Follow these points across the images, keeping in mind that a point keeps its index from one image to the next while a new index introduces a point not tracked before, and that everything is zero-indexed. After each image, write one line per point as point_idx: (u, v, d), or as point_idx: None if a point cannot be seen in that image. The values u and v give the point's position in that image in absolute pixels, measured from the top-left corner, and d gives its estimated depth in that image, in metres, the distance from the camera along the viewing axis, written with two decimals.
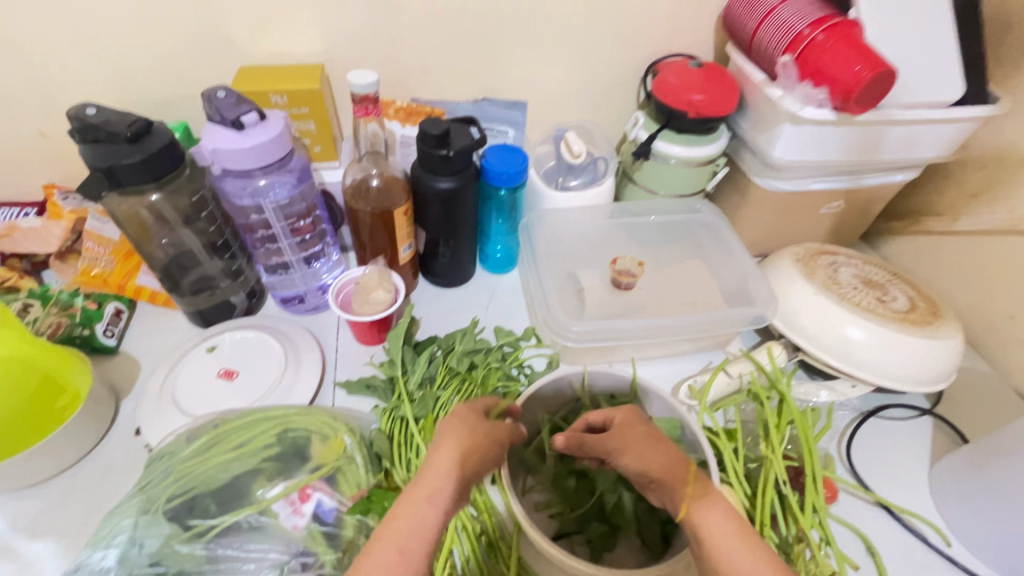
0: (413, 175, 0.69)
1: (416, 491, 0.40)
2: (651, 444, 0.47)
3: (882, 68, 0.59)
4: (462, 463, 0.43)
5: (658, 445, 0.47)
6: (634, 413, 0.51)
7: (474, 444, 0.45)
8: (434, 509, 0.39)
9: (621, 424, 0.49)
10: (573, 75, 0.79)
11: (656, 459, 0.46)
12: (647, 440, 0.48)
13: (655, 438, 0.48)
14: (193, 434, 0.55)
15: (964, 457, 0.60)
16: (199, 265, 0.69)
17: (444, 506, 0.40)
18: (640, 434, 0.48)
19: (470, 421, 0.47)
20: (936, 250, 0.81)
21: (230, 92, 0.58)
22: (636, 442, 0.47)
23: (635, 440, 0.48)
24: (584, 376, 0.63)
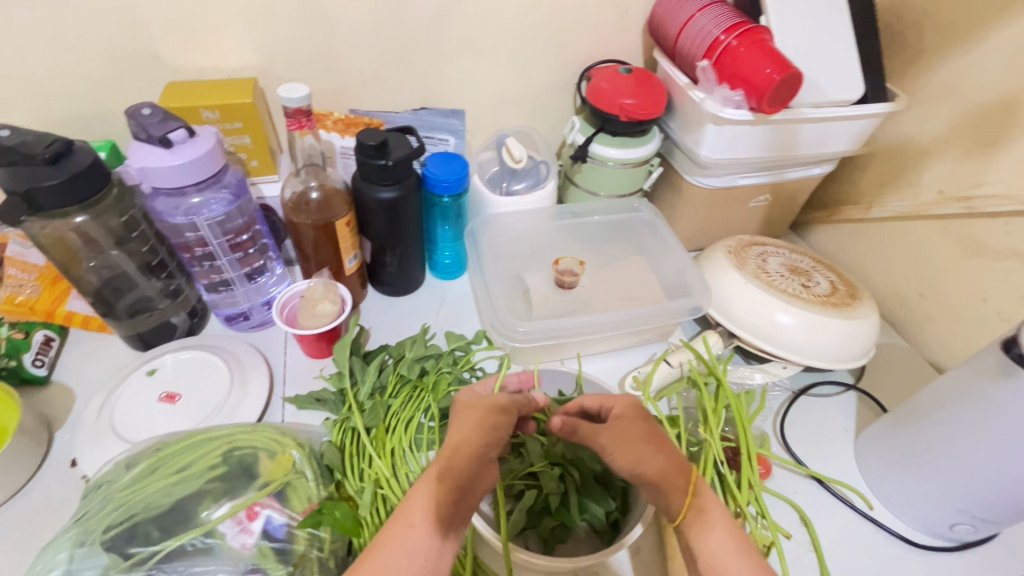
0: (354, 186, 0.69)
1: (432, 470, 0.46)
2: (650, 448, 0.48)
3: (790, 70, 0.63)
4: (463, 452, 0.46)
5: (654, 447, 0.48)
6: (633, 407, 0.53)
7: (479, 423, 0.48)
8: (444, 485, 0.44)
9: (620, 423, 0.50)
10: (510, 82, 0.81)
11: (651, 465, 0.47)
12: (640, 439, 0.48)
13: (647, 440, 0.48)
14: (133, 459, 0.53)
15: (882, 428, 0.65)
16: (135, 287, 0.67)
17: (455, 483, 0.44)
18: (633, 435, 0.49)
19: (477, 408, 0.50)
20: (855, 236, 0.88)
21: (156, 109, 0.57)
22: (630, 438, 0.48)
23: (626, 439, 0.48)
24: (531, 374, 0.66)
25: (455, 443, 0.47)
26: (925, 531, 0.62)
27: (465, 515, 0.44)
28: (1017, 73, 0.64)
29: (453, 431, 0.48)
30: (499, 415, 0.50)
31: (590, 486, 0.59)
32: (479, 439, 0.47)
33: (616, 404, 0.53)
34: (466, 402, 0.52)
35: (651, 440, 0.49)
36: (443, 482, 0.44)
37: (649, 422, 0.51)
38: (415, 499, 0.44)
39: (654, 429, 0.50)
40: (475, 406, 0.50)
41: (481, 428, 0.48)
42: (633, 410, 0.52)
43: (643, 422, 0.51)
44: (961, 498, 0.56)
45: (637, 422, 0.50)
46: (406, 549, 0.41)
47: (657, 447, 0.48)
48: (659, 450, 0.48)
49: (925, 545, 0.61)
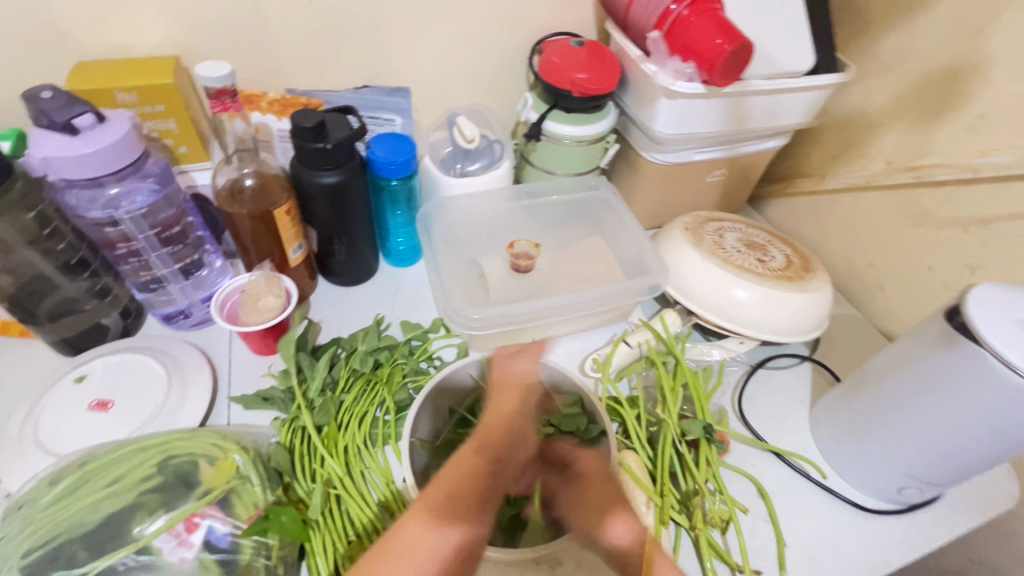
0: (293, 172, 0.65)
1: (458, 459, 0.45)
2: (610, 509, 0.50)
3: (740, 41, 0.62)
4: (494, 425, 0.48)
5: (618, 519, 0.50)
6: (598, 468, 0.54)
7: (519, 395, 0.49)
8: (475, 456, 0.46)
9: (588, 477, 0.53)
10: (458, 56, 0.78)
11: (601, 527, 0.50)
12: (615, 503, 0.51)
13: (608, 503, 0.51)
14: (57, 475, 0.49)
15: (835, 398, 0.66)
16: (55, 288, 0.62)
17: (484, 458, 0.46)
18: (599, 501, 0.51)
19: (505, 391, 0.49)
20: (810, 210, 0.88)
21: (59, 92, 0.51)
22: (610, 504, 0.51)
23: (600, 509, 0.51)
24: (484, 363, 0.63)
25: (495, 407, 0.49)
26: (875, 496, 0.63)
27: (489, 496, 0.45)
28: (958, 42, 0.64)
29: (496, 402, 0.49)
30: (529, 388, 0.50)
31: None
32: (514, 419, 0.48)
33: (586, 461, 0.55)
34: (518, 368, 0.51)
35: (611, 500, 0.51)
36: (482, 452, 0.46)
37: (605, 487, 0.52)
38: (433, 498, 0.43)
39: (609, 495, 0.52)
40: (510, 374, 0.50)
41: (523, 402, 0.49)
42: (602, 474, 0.53)
43: (608, 489, 0.52)
44: (908, 462, 0.58)
45: (603, 484, 0.53)
46: (426, 539, 0.41)
47: (612, 514, 0.50)
48: (622, 511, 0.50)
49: (875, 509, 0.63)
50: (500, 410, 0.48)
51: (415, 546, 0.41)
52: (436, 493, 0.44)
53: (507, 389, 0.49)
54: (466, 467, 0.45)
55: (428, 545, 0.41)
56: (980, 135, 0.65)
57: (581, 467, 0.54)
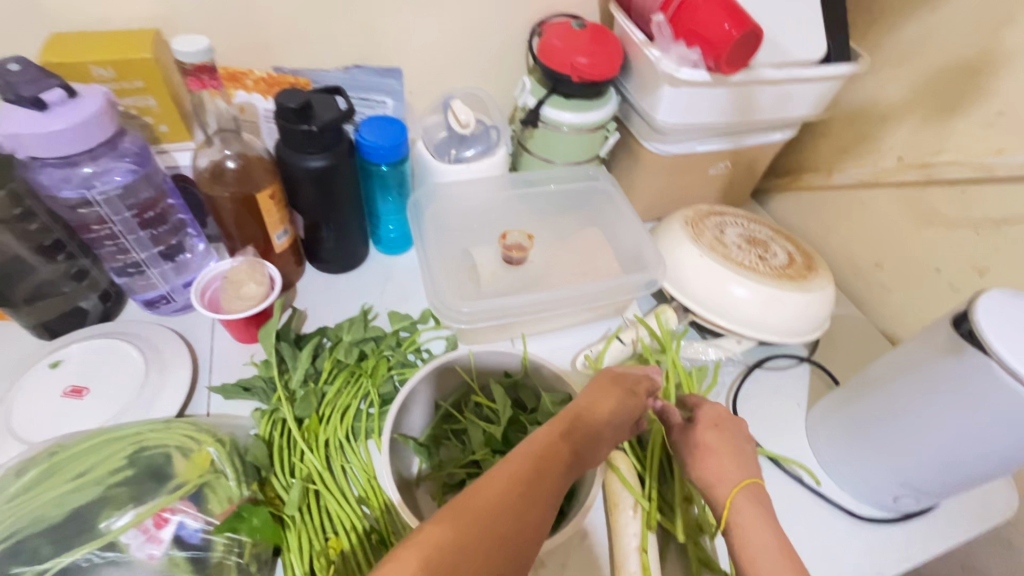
0: (278, 154, 0.63)
1: (534, 442, 0.42)
2: (730, 451, 0.51)
3: (749, 26, 0.59)
4: (589, 415, 0.47)
5: (730, 460, 0.50)
6: (716, 415, 0.54)
7: (619, 394, 0.50)
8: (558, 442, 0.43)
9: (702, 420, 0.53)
10: (454, 37, 0.74)
11: (708, 470, 0.50)
12: (733, 446, 0.51)
13: (721, 449, 0.51)
14: (25, 465, 0.48)
15: (833, 401, 0.64)
16: (30, 270, 0.59)
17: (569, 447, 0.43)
18: (714, 448, 0.51)
19: (609, 388, 0.51)
20: (816, 206, 0.85)
21: (26, 63, 0.48)
22: (728, 444, 0.51)
23: (731, 447, 0.51)
24: (471, 359, 0.61)
25: (586, 404, 0.48)
26: (868, 503, 0.62)
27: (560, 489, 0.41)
28: (980, 34, 0.61)
29: (594, 398, 0.49)
30: (634, 390, 0.52)
31: None
32: (615, 413, 0.49)
33: (708, 407, 0.54)
34: (611, 376, 0.52)
35: (732, 444, 0.51)
36: (568, 439, 0.44)
37: (735, 429, 0.53)
38: (496, 478, 0.38)
39: (718, 441, 0.51)
40: (615, 380, 0.51)
41: (622, 401, 0.50)
42: (727, 421, 0.53)
43: (733, 433, 0.52)
44: (908, 472, 0.56)
45: (720, 430, 0.52)
46: (464, 535, 0.34)
47: (734, 455, 0.50)
48: (739, 457, 0.50)
49: (867, 517, 0.62)
50: (604, 407, 0.48)
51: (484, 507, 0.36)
52: (500, 473, 0.39)
53: (606, 391, 0.50)
54: (548, 449, 0.42)
55: (487, 525, 0.35)
56: (997, 133, 0.62)
57: (702, 412, 0.54)
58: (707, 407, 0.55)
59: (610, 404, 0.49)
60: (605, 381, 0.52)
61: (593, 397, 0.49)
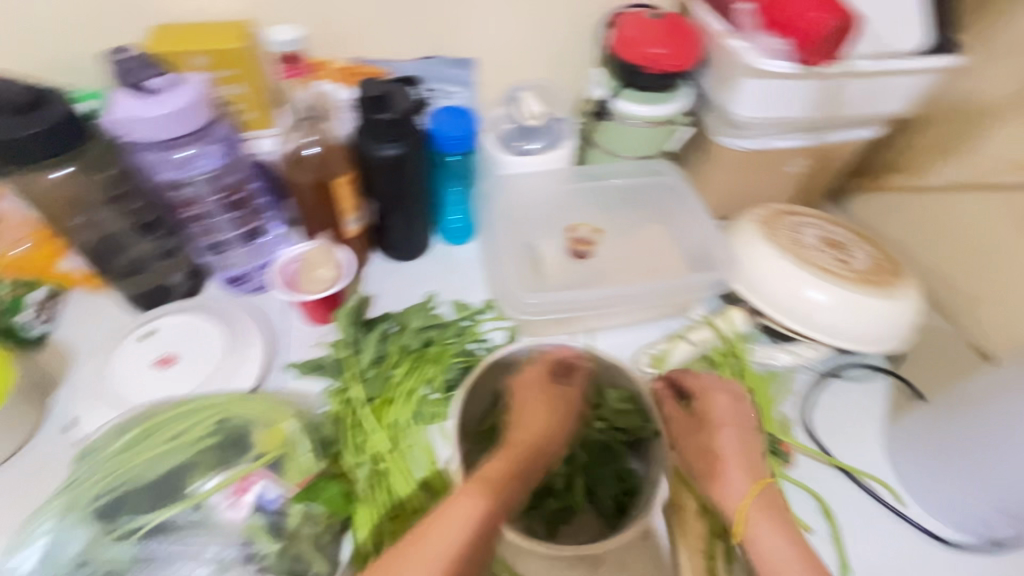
0: (355, 142, 0.64)
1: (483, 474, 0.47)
2: (741, 453, 0.53)
3: (843, 14, 0.58)
4: (530, 442, 0.52)
5: (743, 458, 0.52)
6: (726, 412, 0.55)
7: (548, 410, 0.54)
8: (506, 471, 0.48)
9: (703, 418, 0.56)
10: (527, 28, 0.74)
11: (732, 480, 0.51)
12: (739, 457, 0.52)
13: (709, 452, 0.54)
14: (125, 426, 0.51)
15: (918, 415, 0.60)
16: (129, 247, 0.65)
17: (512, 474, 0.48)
18: (703, 452, 0.54)
19: (530, 399, 0.55)
20: (903, 209, 0.80)
21: (138, 54, 0.53)
22: (743, 449, 0.53)
23: (740, 448, 0.53)
24: (532, 354, 0.59)
25: (518, 421, 0.53)
26: (955, 527, 0.58)
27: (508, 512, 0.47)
28: None
29: (523, 422, 0.53)
30: (558, 398, 0.55)
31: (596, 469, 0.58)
32: (539, 433, 0.53)
33: (712, 402, 0.56)
34: (532, 378, 0.56)
35: (742, 447, 0.53)
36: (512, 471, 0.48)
37: (744, 437, 0.54)
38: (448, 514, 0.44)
39: (733, 445, 0.53)
40: (532, 393, 0.55)
41: (548, 417, 0.53)
42: (732, 416, 0.55)
43: (740, 436, 0.54)
44: (1003, 497, 0.52)
45: (730, 428, 0.54)
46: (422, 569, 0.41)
47: (740, 455, 0.53)
48: (749, 459, 0.52)
49: (951, 541, 0.58)
50: (532, 426, 0.53)
51: (465, 512, 0.44)
52: (453, 510, 0.44)
53: (534, 398, 0.55)
54: (492, 482, 0.47)
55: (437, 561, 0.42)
56: None
57: (707, 407, 0.56)
58: (721, 403, 0.55)
59: (544, 421, 0.53)
60: (526, 393, 0.55)
61: (521, 414, 0.53)
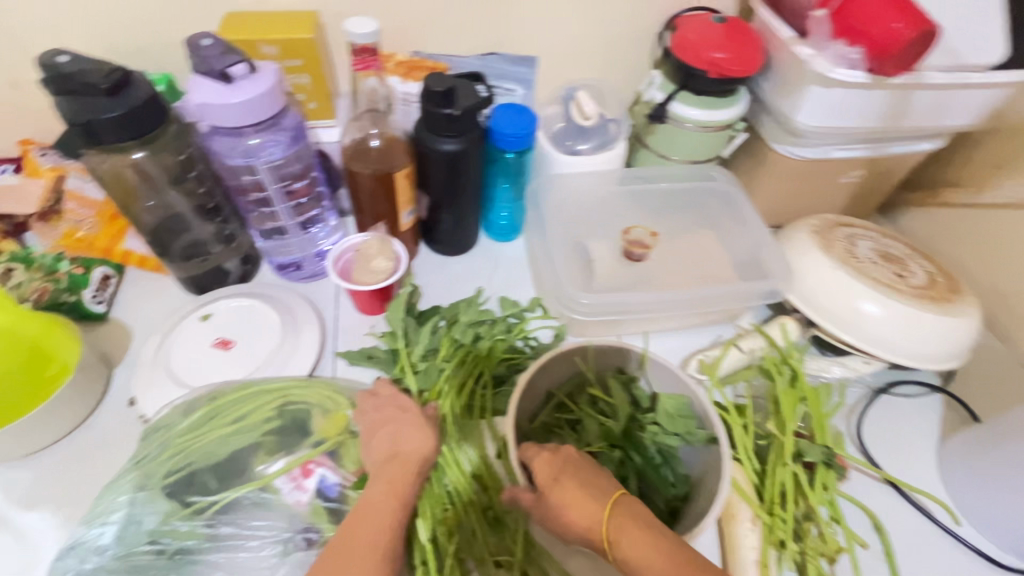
0: (415, 136, 0.65)
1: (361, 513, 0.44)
2: (578, 492, 0.44)
3: (925, 25, 0.56)
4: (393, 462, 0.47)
5: (585, 495, 0.44)
6: (551, 464, 0.46)
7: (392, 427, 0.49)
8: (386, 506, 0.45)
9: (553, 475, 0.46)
10: (586, 28, 0.74)
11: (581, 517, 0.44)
12: (575, 484, 0.44)
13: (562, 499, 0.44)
14: (190, 406, 0.52)
15: (976, 435, 0.59)
16: (189, 229, 0.65)
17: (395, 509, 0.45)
18: (575, 505, 0.44)
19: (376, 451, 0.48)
20: (958, 224, 0.78)
21: (217, 40, 0.53)
22: (570, 490, 0.44)
23: (560, 485, 0.45)
24: (588, 351, 0.59)
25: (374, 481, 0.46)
26: (1016, 554, 0.57)
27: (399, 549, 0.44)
28: None
29: (379, 443, 0.49)
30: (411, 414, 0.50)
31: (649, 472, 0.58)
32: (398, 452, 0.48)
33: (537, 462, 0.47)
34: (372, 412, 0.51)
35: (580, 481, 0.45)
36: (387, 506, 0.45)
37: (570, 460, 0.46)
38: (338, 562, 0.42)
39: (569, 494, 0.44)
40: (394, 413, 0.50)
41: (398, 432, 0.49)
42: (557, 455, 0.47)
43: (571, 471, 0.45)
44: None
45: (552, 469, 0.46)
46: None
47: (585, 491, 0.44)
48: (584, 478, 0.45)
49: (1012, 567, 0.57)
50: (412, 444, 0.47)
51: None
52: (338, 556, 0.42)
53: (399, 419, 0.49)
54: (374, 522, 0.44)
55: None
56: None
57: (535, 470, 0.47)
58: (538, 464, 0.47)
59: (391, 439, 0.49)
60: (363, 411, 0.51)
61: (375, 451, 0.48)
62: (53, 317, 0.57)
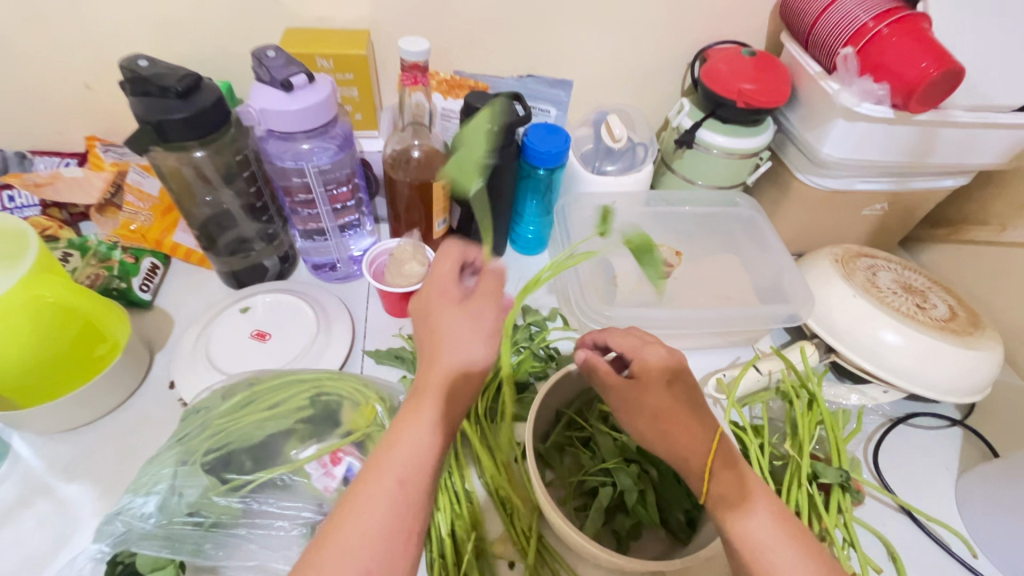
0: (454, 149, 0.69)
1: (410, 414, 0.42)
2: (667, 414, 0.45)
3: (951, 65, 0.57)
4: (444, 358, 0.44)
5: (686, 417, 0.45)
6: (663, 368, 0.47)
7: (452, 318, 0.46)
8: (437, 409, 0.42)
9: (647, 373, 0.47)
10: (621, 55, 0.77)
11: (675, 432, 0.44)
12: (674, 410, 0.45)
13: (664, 407, 0.45)
14: (229, 390, 0.55)
15: (996, 468, 0.59)
16: (237, 225, 0.70)
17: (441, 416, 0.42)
18: (657, 405, 0.45)
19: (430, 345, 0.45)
20: (981, 260, 0.79)
21: (280, 53, 0.58)
22: (662, 402, 0.45)
23: (659, 400, 0.45)
24: None
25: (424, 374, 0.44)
26: None
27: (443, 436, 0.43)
28: None
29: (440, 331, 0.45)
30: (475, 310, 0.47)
31: (666, 486, 0.57)
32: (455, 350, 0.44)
33: (651, 369, 0.47)
34: (437, 292, 0.46)
35: (681, 409, 0.45)
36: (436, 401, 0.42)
37: (682, 386, 0.46)
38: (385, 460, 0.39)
39: (667, 402, 0.45)
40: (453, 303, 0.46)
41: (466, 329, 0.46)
42: (670, 377, 0.46)
43: (679, 398, 0.46)
44: None
45: (664, 388, 0.46)
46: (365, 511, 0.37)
47: (683, 415, 0.45)
48: (692, 412, 0.45)
49: None
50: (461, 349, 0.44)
51: (381, 491, 0.38)
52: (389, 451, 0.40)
53: (457, 313, 0.46)
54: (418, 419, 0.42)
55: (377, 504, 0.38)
56: None
57: (642, 373, 0.47)
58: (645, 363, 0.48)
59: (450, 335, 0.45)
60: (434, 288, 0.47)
61: (441, 346, 0.44)
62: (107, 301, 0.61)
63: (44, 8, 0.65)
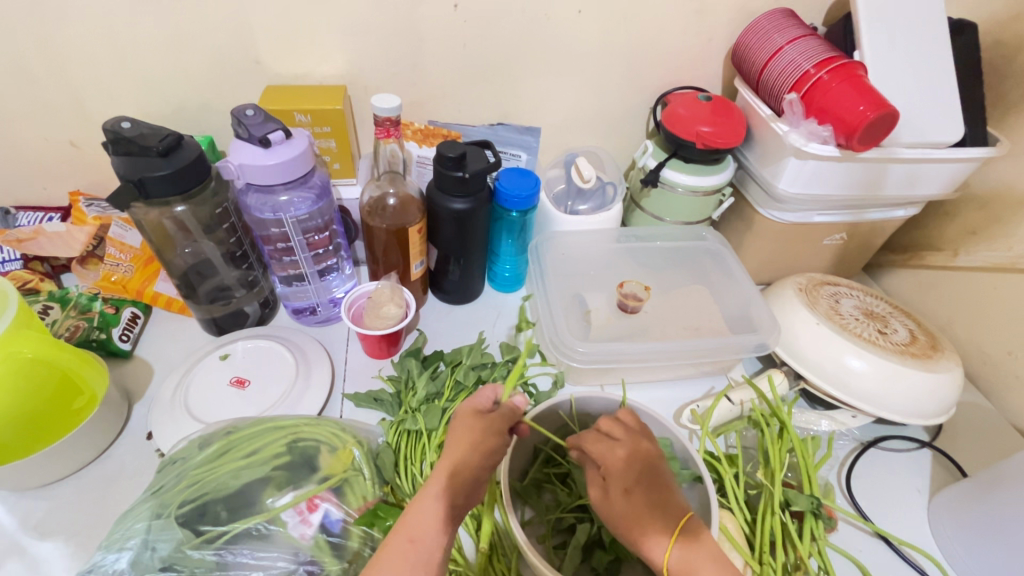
0: (428, 195, 0.72)
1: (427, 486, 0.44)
2: (638, 506, 0.47)
3: (885, 108, 0.62)
4: (463, 466, 0.45)
5: (653, 510, 0.47)
6: (626, 476, 0.49)
7: (486, 436, 0.48)
8: (439, 501, 0.43)
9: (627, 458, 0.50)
10: (587, 102, 0.82)
11: (641, 512, 0.47)
12: (642, 501, 0.47)
13: (645, 487, 0.48)
14: (206, 440, 0.56)
15: (964, 490, 0.61)
16: (216, 273, 0.71)
17: (451, 500, 0.44)
18: (639, 492, 0.48)
19: (467, 419, 0.49)
20: (937, 285, 0.83)
21: (258, 111, 0.61)
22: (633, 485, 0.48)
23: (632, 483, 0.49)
24: (573, 403, 0.61)
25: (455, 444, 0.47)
26: None
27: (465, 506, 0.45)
28: None
29: (463, 440, 0.47)
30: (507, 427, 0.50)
31: None
32: (480, 442, 0.47)
33: (613, 464, 0.50)
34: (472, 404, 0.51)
35: (652, 500, 0.48)
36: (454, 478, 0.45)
37: (645, 469, 0.50)
38: (419, 515, 0.43)
39: (631, 504, 0.47)
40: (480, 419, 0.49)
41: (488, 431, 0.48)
42: (633, 465, 0.50)
43: (643, 486, 0.48)
44: None
45: (625, 477, 0.49)
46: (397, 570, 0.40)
47: (651, 510, 0.47)
48: (652, 498, 0.47)
49: None
50: (467, 455, 0.46)
51: (433, 514, 0.42)
52: (419, 509, 0.43)
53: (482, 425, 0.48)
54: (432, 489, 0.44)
55: (411, 565, 0.41)
56: None
57: (606, 464, 0.50)
58: (623, 450, 0.51)
59: (469, 444, 0.47)
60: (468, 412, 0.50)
61: (463, 446, 0.46)
62: (85, 351, 0.61)
63: (30, 71, 0.68)
